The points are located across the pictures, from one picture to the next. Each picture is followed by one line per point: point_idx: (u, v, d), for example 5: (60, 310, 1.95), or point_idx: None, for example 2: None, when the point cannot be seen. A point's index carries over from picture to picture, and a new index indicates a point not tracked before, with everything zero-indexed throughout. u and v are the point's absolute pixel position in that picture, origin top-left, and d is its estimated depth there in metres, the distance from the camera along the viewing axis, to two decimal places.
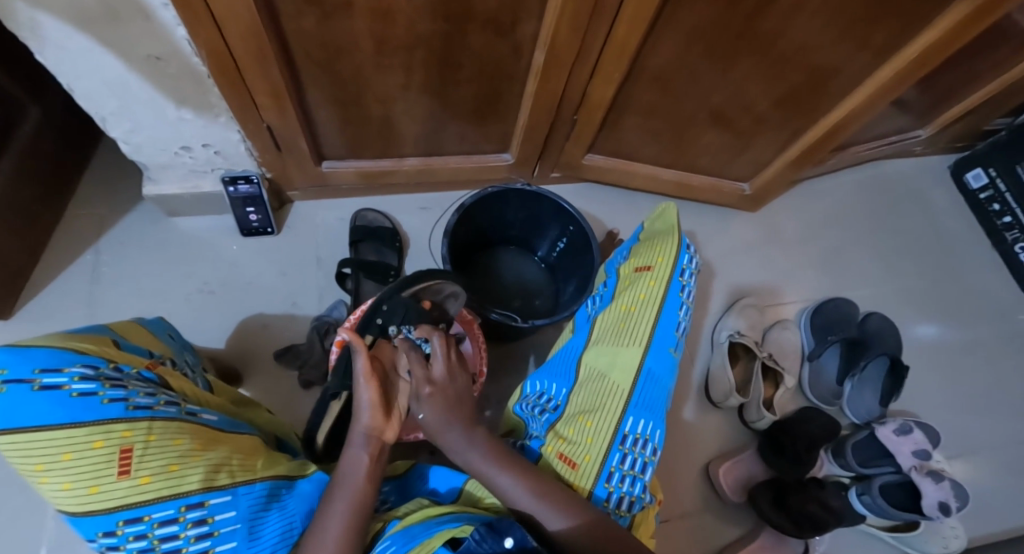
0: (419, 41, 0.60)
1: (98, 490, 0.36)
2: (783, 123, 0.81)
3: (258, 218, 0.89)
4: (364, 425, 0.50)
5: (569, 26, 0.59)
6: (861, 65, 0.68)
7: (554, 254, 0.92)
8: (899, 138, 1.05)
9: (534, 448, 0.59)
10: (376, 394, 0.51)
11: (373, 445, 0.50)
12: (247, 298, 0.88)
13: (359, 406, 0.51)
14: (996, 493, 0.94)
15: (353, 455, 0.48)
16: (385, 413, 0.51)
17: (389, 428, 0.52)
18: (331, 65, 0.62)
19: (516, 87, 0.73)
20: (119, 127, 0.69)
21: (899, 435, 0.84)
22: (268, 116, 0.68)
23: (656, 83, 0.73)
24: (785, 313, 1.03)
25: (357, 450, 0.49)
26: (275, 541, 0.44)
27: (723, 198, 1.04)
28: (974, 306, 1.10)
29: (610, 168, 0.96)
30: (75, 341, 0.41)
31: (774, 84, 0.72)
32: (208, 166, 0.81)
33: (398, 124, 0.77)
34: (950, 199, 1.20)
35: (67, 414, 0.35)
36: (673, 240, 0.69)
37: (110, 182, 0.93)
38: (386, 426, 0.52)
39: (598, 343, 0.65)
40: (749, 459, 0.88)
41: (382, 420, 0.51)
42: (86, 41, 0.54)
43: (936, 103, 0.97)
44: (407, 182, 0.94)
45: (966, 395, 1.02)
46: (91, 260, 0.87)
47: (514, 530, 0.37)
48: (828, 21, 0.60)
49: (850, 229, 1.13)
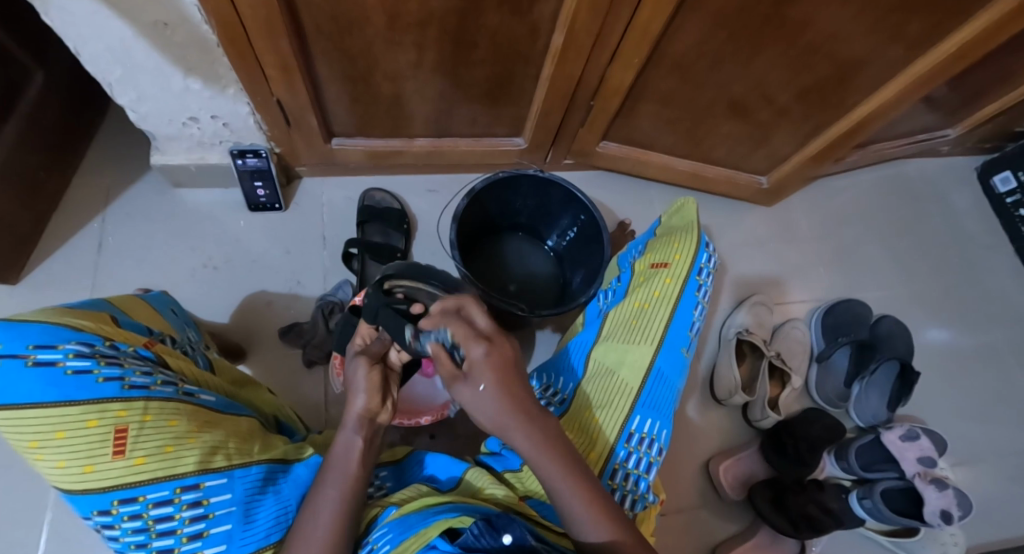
0: (433, 18, 0.57)
1: (93, 469, 0.36)
2: (808, 116, 0.78)
3: (266, 193, 0.88)
4: (358, 410, 0.48)
5: (591, 9, 0.56)
6: (894, 59, 0.64)
7: (564, 242, 0.91)
8: (924, 136, 1.01)
9: (511, 460, 0.58)
10: (376, 375, 0.49)
11: (365, 430, 0.49)
12: (252, 274, 0.88)
13: (354, 389, 0.49)
14: (998, 503, 0.93)
15: (347, 439, 0.47)
16: (383, 397, 0.50)
17: (383, 411, 0.51)
18: (342, 39, 0.60)
19: (532, 70, 0.71)
20: (125, 96, 0.68)
21: (905, 441, 0.83)
22: (278, 89, 0.67)
23: (678, 70, 0.70)
24: (795, 312, 1.01)
25: (351, 434, 0.47)
26: (270, 525, 0.44)
27: (739, 191, 1.01)
28: (990, 313, 1.08)
29: (625, 157, 0.94)
30: (72, 317, 0.40)
31: (801, 75, 0.69)
32: (216, 139, 0.79)
33: (409, 103, 0.75)
34: (974, 201, 1.16)
35: (60, 392, 0.35)
36: (692, 237, 0.68)
37: (119, 150, 0.92)
38: (380, 410, 0.50)
39: (608, 338, 0.64)
40: (750, 458, 0.87)
41: (379, 403, 0.50)
42: (90, 7, 0.53)
43: (967, 102, 0.93)
44: (416, 163, 0.93)
45: (975, 403, 1.00)
46: (97, 229, 0.87)
47: (513, 526, 0.36)
48: (863, 12, 0.56)
49: (867, 229, 1.10)
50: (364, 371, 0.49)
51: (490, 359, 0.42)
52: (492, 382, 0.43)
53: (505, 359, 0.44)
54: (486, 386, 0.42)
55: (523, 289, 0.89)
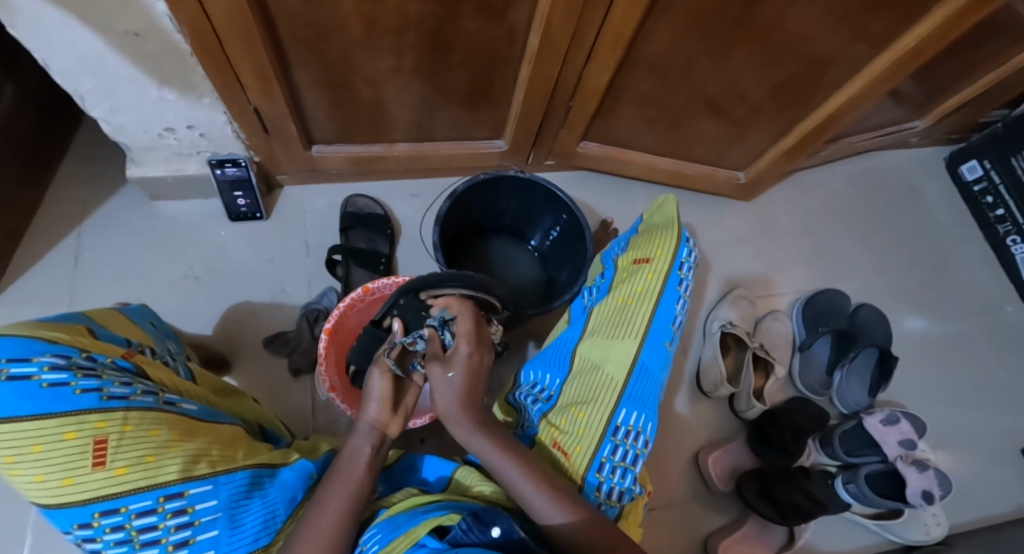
0: (410, 23, 0.58)
1: (72, 482, 0.36)
2: (781, 112, 0.80)
3: (247, 203, 0.87)
4: (370, 417, 0.51)
5: (565, 10, 0.57)
6: (859, 55, 0.67)
7: (547, 243, 0.91)
8: (893, 129, 1.05)
9: None
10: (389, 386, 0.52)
11: (375, 437, 0.50)
12: (234, 284, 0.87)
13: (370, 397, 0.52)
14: (976, 482, 0.96)
15: (357, 443, 0.49)
16: (392, 408, 0.52)
17: (393, 424, 0.53)
18: (319, 45, 0.60)
19: (510, 72, 0.72)
20: (98, 107, 0.67)
21: (886, 426, 0.85)
22: (255, 97, 0.66)
23: (653, 69, 0.72)
24: (777, 304, 1.04)
25: (360, 439, 0.50)
26: (258, 529, 0.44)
27: (718, 187, 1.03)
28: (963, 298, 1.11)
29: (605, 156, 0.95)
30: (46, 330, 0.40)
31: (772, 72, 0.70)
32: (193, 149, 0.79)
33: (389, 108, 0.76)
34: (944, 191, 1.20)
35: (37, 405, 0.35)
36: (673, 233, 0.69)
37: (94, 164, 0.91)
38: (391, 422, 0.52)
39: (593, 334, 0.65)
40: (737, 448, 0.88)
41: (389, 414, 0.52)
42: (58, 17, 0.52)
43: (933, 95, 0.96)
44: (399, 168, 0.93)
45: (952, 387, 1.03)
46: (73, 244, 0.85)
47: (501, 519, 0.37)
48: (827, 9, 0.58)
49: (843, 220, 1.13)
50: (377, 380, 0.52)
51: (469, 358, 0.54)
52: (460, 372, 0.53)
53: (472, 366, 0.54)
54: (456, 375, 0.53)
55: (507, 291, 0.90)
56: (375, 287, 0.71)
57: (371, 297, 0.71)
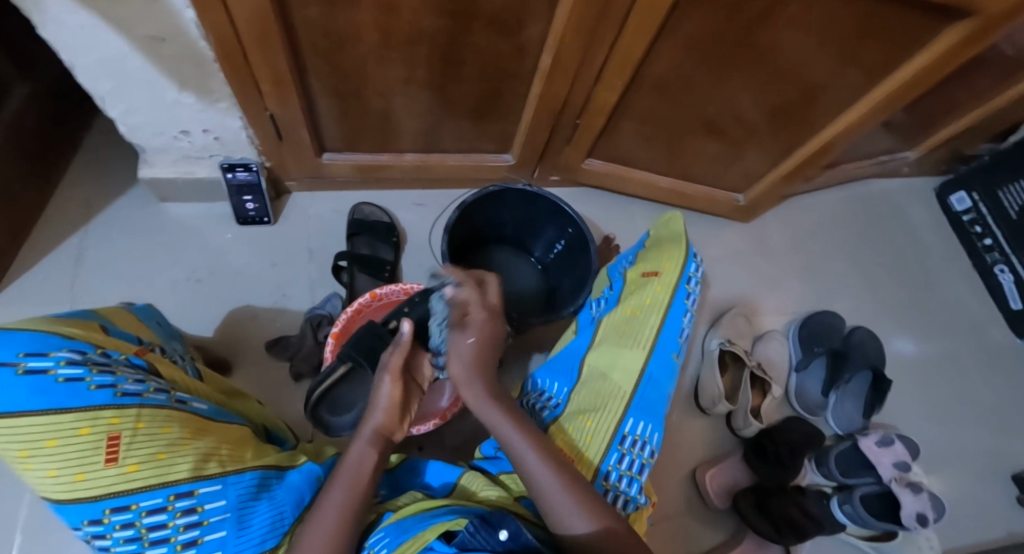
0: (426, 36, 0.60)
1: (84, 478, 0.36)
2: (779, 136, 0.83)
3: (255, 206, 0.88)
4: (376, 424, 0.51)
5: (577, 29, 0.59)
6: (856, 85, 0.69)
7: (550, 255, 0.93)
8: (886, 157, 1.08)
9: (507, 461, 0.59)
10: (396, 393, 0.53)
11: (374, 437, 0.50)
12: (237, 287, 0.87)
13: (376, 404, 0.52)
14: (967, 506, 0.97)
15: (355, 447, 0.48)
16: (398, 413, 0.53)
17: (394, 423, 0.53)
18: (336, 54, 0.61)
19: (519, 88, 0.74)
20: (116, 108, 0.68)
21: (880, 446, 0.87)
22: (271, 103, 0.68)
23: (659, 91, 0.74)
24: (773, 323, 1.05)
25: (365, 446, 0.49)
26: (265, 531, 0.43)
27: (717, 208, 1.06)
28: (953, 324, 1.13)
29: (610, 174, 0.97)
30: (63, 326, 0.40)
31: (773, 97, 0.73)
32: (205, 152, 0.80)
33: (400, 119, 0.77)
34: (934, 219, 1.23)
35: (51, 400, 0.35)
36: (680, 249, 0.70)
37: (103, 164, 0.92)
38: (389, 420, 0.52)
39: (601, 344, 0.66)
40: (734, 465, 0.89)
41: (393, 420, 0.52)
42: (87, 19, 0.53)
43: (924, 126, 1.00)
44: (406, 178, 0.94)
45: (943, 410, 1.04)
46: (78, 242, 0.85)
47: (508, 522, 0.36)
48: (827, 40, 0.61)
49: (837, 244, 1.16)
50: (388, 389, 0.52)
51: (485, 322, 0.55)
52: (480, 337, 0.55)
53: (493, 332, 0.56)
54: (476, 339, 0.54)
55: (510, 300, 0.90)
56: (383, 293, 0.72)
57: (379, 303, 0.73)
